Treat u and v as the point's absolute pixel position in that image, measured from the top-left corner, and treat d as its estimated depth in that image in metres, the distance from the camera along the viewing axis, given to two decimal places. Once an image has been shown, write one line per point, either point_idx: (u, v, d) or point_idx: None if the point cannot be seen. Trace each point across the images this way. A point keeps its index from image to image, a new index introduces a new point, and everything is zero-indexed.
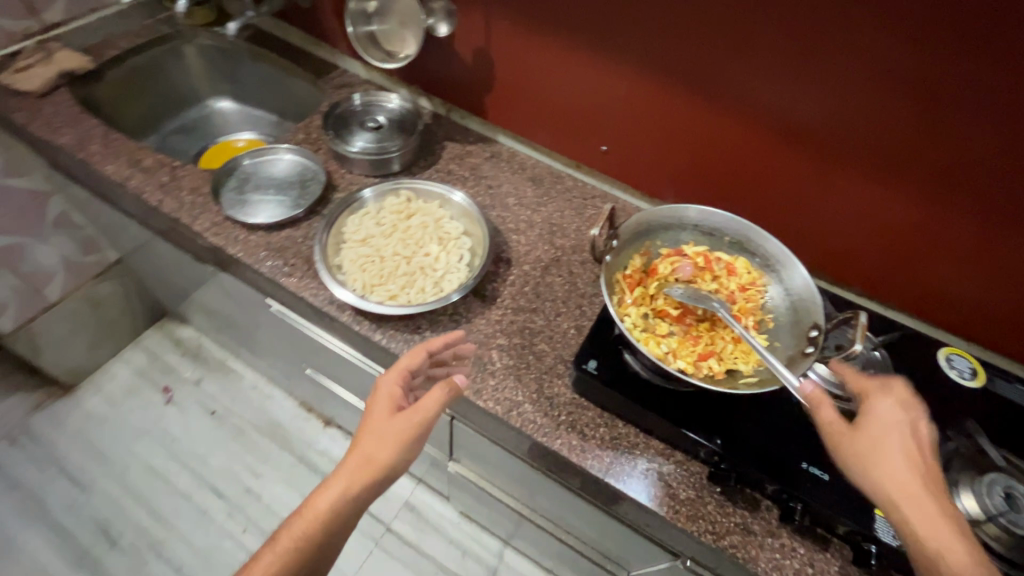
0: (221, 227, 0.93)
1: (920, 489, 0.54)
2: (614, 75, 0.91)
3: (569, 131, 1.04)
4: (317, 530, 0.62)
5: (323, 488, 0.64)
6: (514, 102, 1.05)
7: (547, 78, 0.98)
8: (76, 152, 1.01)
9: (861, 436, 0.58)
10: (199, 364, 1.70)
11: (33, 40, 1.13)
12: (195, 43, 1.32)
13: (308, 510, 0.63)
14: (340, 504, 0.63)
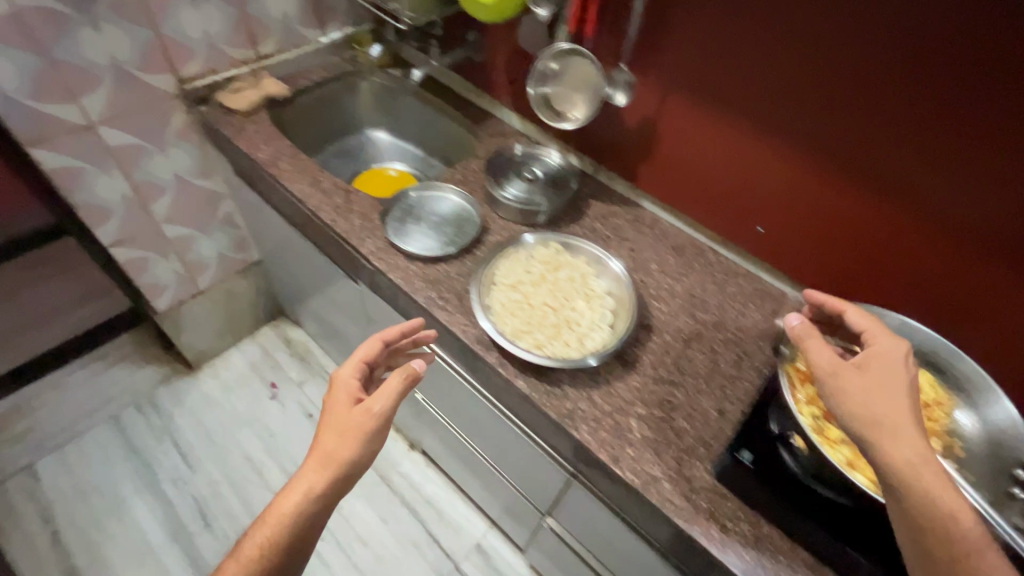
0: (385, 252, 1.00)
1: (912, 431, 0.59)
2: (751, 146, 0.94)
3: (711, 201, 1.05)
4: (279, 528, 0.73)
5: (281, 493, 0.76)
6: (662, 168, 1.08)
7: (696, 146, 1.00)
8: (269, 168, 1.13)
9: (853, 373, 0.64)
10: (305, 367, 1.80)
11: (248, 68, 1.29)
12: (371, 81, 1.46)
13: (270, 512, 0.75)
14: (303, 499, 0.75)
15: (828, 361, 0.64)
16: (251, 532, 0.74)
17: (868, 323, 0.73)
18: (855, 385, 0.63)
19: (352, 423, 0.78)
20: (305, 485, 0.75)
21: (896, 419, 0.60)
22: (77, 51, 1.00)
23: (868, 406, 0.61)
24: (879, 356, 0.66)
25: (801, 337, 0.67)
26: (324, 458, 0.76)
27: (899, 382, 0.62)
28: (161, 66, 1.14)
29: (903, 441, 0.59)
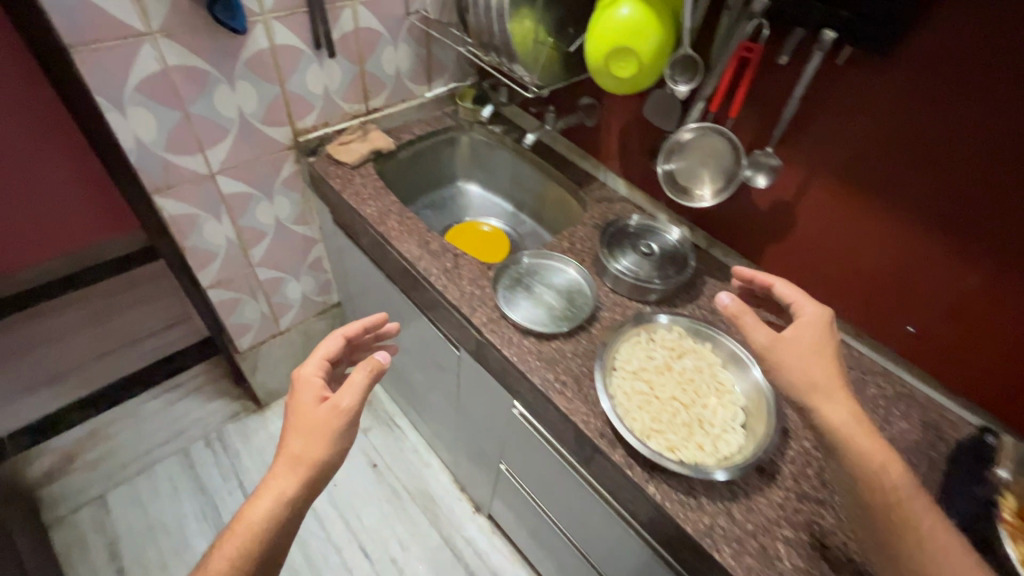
0: (497, 324, 0.96)
1: (840, 393, 0.69)
2: (885, 232, 0.87)
3: (837, 284, 0.98)
4: (251, 537, 0.72)
5: (254, 501, 0.75)
6: (785, 247, 1.01)
7: (820, 225, 0.94)
8: (378, 225, 1.11)
9: (787, 342, 0.74)
10: (371, 413, 1.77)
11: (358, 121, 1.30)
12: (470, 135, 1.46)
13: (243, 522, 0.73)
14: (277, 507, 0.74)
15: (768, 338, 0.74)
16: (224, 539, 0.73)
17: (795, 296, 0.84)
18: (784, 353, 0.73)
19: (320, 422, 0.79)
20: (276, 490, 0.75)
21: (823, 382, 0.70)
22: (210, 104, 1.02)
23: (806, 373, 0.71)
24: (798, 333, 0.75)
25: (748, 320, 0.75)
26: (295, 460, 0.77)
27: (802, 348, 0.73)
28: (281, 118, 1.15)
29: (837, 403, 0.69)
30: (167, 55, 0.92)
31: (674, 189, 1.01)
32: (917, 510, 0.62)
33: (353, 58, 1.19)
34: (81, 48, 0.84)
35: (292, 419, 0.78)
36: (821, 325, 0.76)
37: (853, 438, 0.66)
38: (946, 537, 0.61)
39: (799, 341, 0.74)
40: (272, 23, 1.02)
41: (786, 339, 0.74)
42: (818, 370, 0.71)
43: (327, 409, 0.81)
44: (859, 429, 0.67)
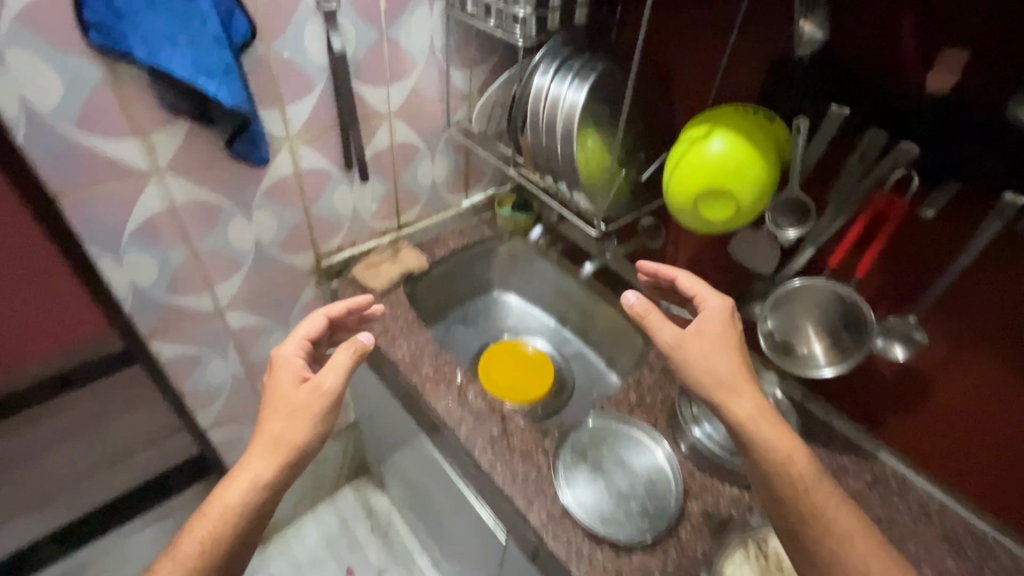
0: (560, 523, 0.76)
1: (746, 386, 0.72)
2: (985, 380, 0.70)
3: (989, 473, 0.75)
4: (223, 523, 0.69)
5: (229, 483, 0.72)
6: (914, 417, 0.80)
7: (966, 401, 0.73)
8: (410, 374, 0.94)
9: (696, 340, 0.75)
10: (386, 548, 1.54)
11: (389, 237, 1.16)
12: (509, 245, 1.31)
13: (218, 507, 0.70)
14: (251, 493, 0.71)
15: (675, 338, 0.75)
16: (193, 524, 0.70)
17: (702, 289, 0.80)
18: (695, 352, 0.74)
19: (299, 403, 0.75)
20: (251, 472, 0.71)
21: (729, 375, 0.72)
22: (222, 239, 0.88)
23: (714, 369, 0.73)
24: (701, 327, 0.75)
25: (656, 321, 0.76)
26: (276, 442, 0.73)
27: (709, 346, 0.74)
28: (304, 244, 1.01)
29: (739, 394, 0.71)
30: (175, 193, 0.79)
31: (770, 347, 0.81)
32: (820, 499, 0.68)
33: (386, 174, 1.06)
34: (71, 195, 0.71)
35: (273, 402, 0.76)
36: (720, 320, 0.76)
37: (763, 431, 0.70)
38: (850, 525, 0.67)
39: (710, 338, 0.75)
40: (299, 148, 0.89)
41: (695, 333, 0.75)
42: (726, 363, 0.73)
43: (308, 394, 0.75)
44: (756, 412, 0.71)
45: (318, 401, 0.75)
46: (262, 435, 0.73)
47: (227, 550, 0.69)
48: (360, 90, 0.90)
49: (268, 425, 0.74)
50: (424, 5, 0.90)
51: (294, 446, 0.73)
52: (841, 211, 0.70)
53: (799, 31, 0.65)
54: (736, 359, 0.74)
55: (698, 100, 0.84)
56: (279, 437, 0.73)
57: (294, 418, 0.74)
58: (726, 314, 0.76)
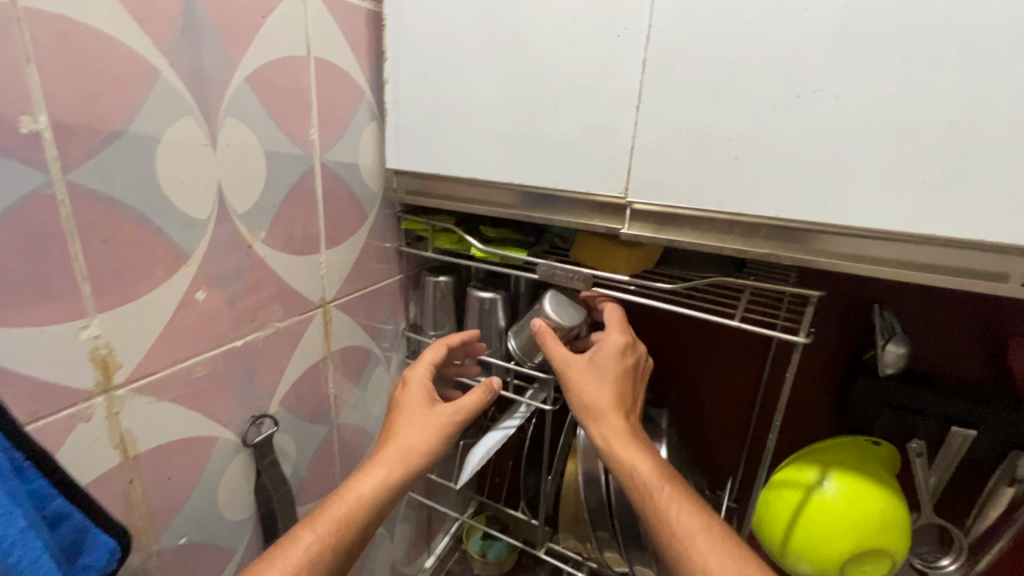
0: None
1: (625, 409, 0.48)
2: None
3: None
4: (350, 530, 0.42)
5: (363, 470, 0.46)
6: None
7: None
8: None
9: (579, 362, 0.50)
10: None
11: None
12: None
13: (345, 503, 0.43)
14: (382, 501, 0.45)
15: (561, 360, 0.50)
16: (292, 538, 0.41)
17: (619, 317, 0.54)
18: (572, 377, 0.50)
19: (438, 421, 0.50)
20: (378, 475, 0.45)
21: (600, 398, 0.48)
22: None
23: (585, 393, 0.49)
24: (596, 350, 0.51)
25: (543, 335, 0.52)
26: (410, 451, 0.47)
27: (593, 370, 0.50)
28: None
29: (603, 419, 0.47)
30: None
31: None
32: (678, 516, 0.41)
33: None
34: None
35: (402, 418, 0.50)
36: (617, 351, 0.51)
37: (637, 461, 0.44)
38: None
39: (589, 367, 0.50)
40: None
41: (587, 356, 0.51)
42: (605, 392, 0.49)
43: (447, 410, 0.51)
44: (614, 433, 0.46)
45: (459, 417, 0.51)
46: (394, 441, 0.48)
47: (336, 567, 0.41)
48: (301, 514, 0.57)
49: (398, 432, 0.49)
50: (381, 364, 0.66)
51: (432, 453, 0.48)
52: (1004, 538, 0.56)
53: (881, 353, 0.58)
54: (618, 387, 0.49)
55: (740, 426, 0.68)
56: (414, 448, 0.48)
57: (428, 424, 0.49)
58: (627, 348, 0.51)
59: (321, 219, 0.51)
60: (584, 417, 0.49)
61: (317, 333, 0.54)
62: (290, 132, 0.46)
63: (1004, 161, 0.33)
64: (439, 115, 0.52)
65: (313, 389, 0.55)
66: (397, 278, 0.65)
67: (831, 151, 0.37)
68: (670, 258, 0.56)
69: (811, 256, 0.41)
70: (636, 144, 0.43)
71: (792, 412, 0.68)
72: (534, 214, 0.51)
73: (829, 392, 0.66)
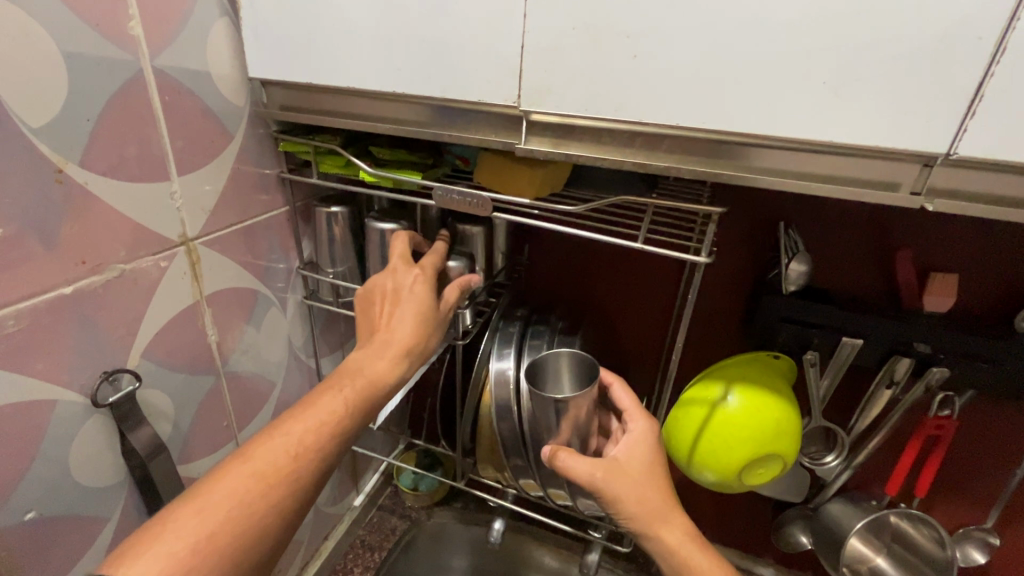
0: None
1: (666, 504, 0.48)
2: None
3: None
4: (369, 403, 0.44)
5: (372, 354, 0.46)
6: None
7: None
8: None
9: (618, 469, 0.48)
10: None
11: None
12: (437, 525, 0.88)
13: (362, 380, 0.44)
14: (396, 381, 0.46)
15: (597, 472, 0.48)
16: (315, 402, 0.42)
17: (631, 402, 0.54)
18: (621, 485, 0.48)
19: (437, 307, 0.50)
20: (387, 355, 0.46)
21: (654, 504, 0.48)
22: None
23: (644, 500, 0.47)
24: (629, 449, 0.50)
25: (560, 457, 0.49)
26: (421, 335, 0.49)
27: (637, 472, 0.49)
28: None
29: (669, 522, 0.47)
30: None
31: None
32: None
33: None
34: None
35: (400, 298, 0.49)
36: (644, 444, 0.50)
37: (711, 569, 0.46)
38: None
39: (633, 470, 0.49)
40: None
41: (622, 459, 0.49)
42: (655, 493, 0.48)
43: (443, 301, 0.51)
44: (682, 543, 0.47)
45: (448, 313, 0.51)
46: (399, 332, 0.47)
47: (352, 436, 0.43)
48: (189, 472, 0.52)
49: (397, 319, 0.48)
50: (275, 306, 0.60)
51: (431, 338, 0.49)
52: (879, 434, 0.63)
53: (786, 271, 0.58)
54: (663, 481, 0.49)
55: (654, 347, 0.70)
56: (419, 335, 0.48)
57: (427, 313, 0.49)
58: (651, 435, 0.51)
59: (165, 139, 0.43)
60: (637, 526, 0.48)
61: (181, 275, 0.47)
62: (96, 25, 0.36)
63: (901, 58, 0.31)
64: (303, 9, 0.44)
65: (187, 338, 0.49)
66: (283, 210, 0.58)
67: (731, 48, 0.33)
68: (579, 179, 0.53)
69: (725, 169, 0.38)
70: (526, 44, 0.38)
71: (704, 331, 0.70)
72: (426, 128, 0.45)
73: (737, 312, 0.67)
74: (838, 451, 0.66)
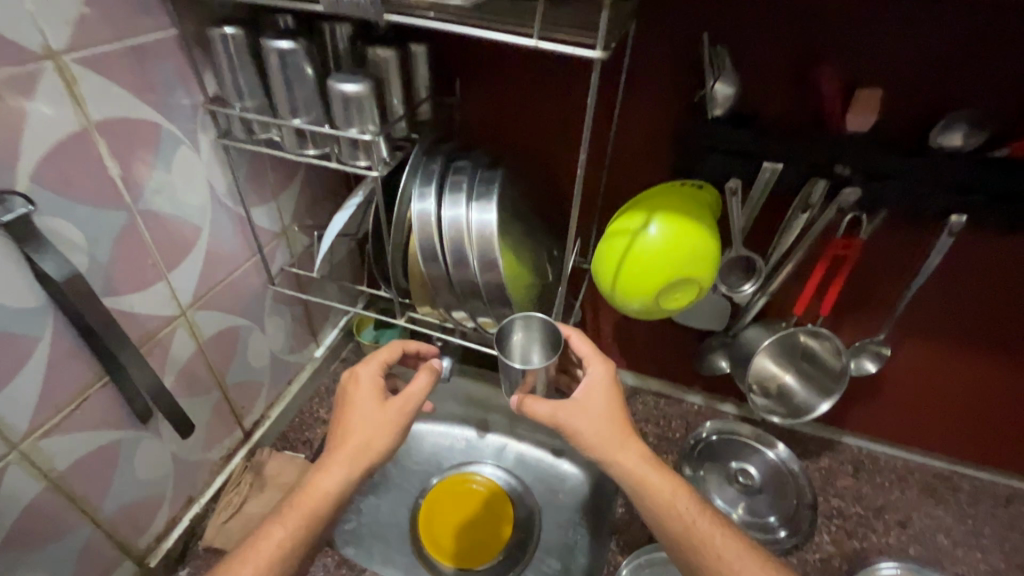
0: None
1: (621, 428, 0.57)
2: (933, 359, 0.77)
3: (947, 429, 0.85)
4: (309, 522, 0.52)
5: (321, 471, 0.54)
6: (872, 408, 0.87)
7: (916, 377, 0.81)
8: None
9: (578, 409, 0.57)
10: None
11: (239, 456, 0.78)
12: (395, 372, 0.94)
13: (307, 498, 0.53)
14: (344, 492, 0.54)
15: (558, 411, 0.56)
16: (264, 533, 0.52)
17: (589, 348, 0.62)
18: (580, 420, 0.56)
19: (387, 418, 0.57)
20: (332, 473, 0.54)
21: (611, 432, 0.56)
22: None
23: (601, 430, 0.56)
24: (587, 388, 0.58)
25: (526, 401, 0.57)
26: (367, 445, 0.55)
27: (594, 407, 0.57)
28: (106, 563, 0.61)
29: (625, 449, 0.56)
30: None
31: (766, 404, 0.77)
32: (687, 512, 0.54)
33: (204, 383, 0.69)
34: None
35: (357, 415, 0.57)
36: (603, 382, 0.59)
37: (658, 483, 0.55)
38: (738, 549, 0.53)
39: (591, 406, 0.57)
40: (44, 445, 0.50)
41: (582, 400, 0.57)
42: (611, 426, 0.56)
43: (395, 408, 0.58)
44: (637, 463, 0.55)
45: (403, 415, 0.58)
46: (346, 447, 0.55)
47: (305, 545, 0.52)
48: (118, 306, 0.54)
49: (351, 429, 0.56)
50: (185, 145, 0.57)
51: (382, 448, 0.56)
52: (793, 258, 0.66)
53: (711, 94, 0.57)
54: (620, 416, 0.57)
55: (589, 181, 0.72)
56: (363, 451, 0.55)
57: (378, 422, 0.57)
58: (608, 376, 0.59)
59: None
60: (599, 456, 0.56)
61: (56, 95, 0.44)
62: None
63: None
64: None
65: (82, 167, 0.48)
66: (171, 34, 0.53)
67: None
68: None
69: None
70: None
71: (638, 166, 0.69)
72: None
73: (670, 145, 0.66)
74: (753, 276, 0.70)
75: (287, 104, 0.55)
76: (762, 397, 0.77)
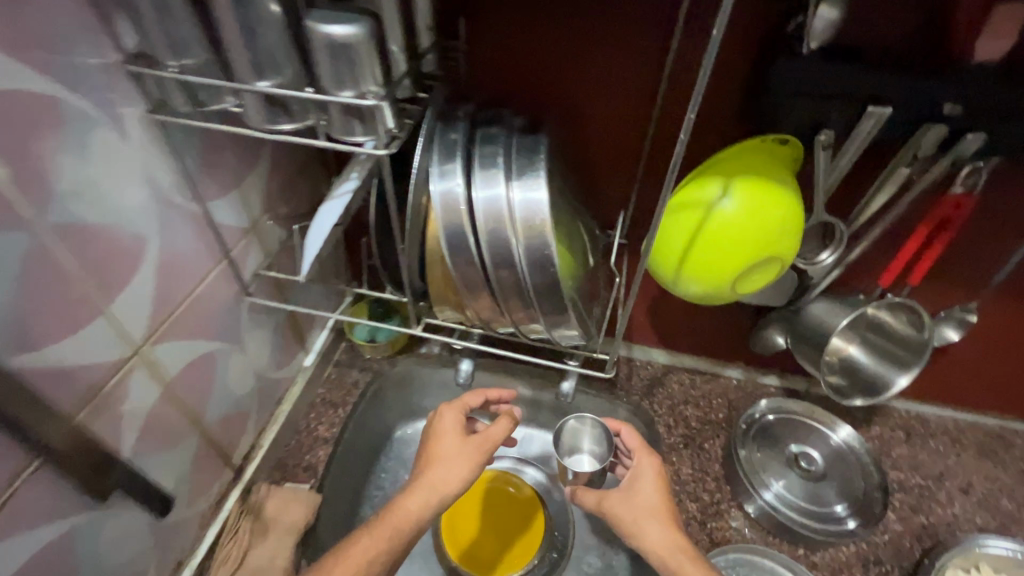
0: None
1: (661, 521, 0.58)
2: (1015, 316, 0.70)
3: (1009, 386, 0.79)
4: (386, 551, 0.49)
5: (402, 497, 0.53)
6: (932, 369, 0.80)
7: (990, 336, 0.73)
8: None
9: (623, 498, 0.61)
10: None
11: (233, 500, 0.66)
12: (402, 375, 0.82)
13: (384, 527, 0.51)
14: (422, 521, 0.52)
15: (598, 500, 0.62)
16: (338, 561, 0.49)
17: (641, 444, 0.64)
18: (618, 508, 0.60)
19: (470, 449, 0.57)
20: (411, 502, 0.52)
21: (644, 515, 0.59)
22: None
23: (640, 517, 0.58)
24: (632, 478, 0.62)
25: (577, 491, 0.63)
26: (446, 475, 0.54)
27: (635, 496, 0.60)
28: None
29: (661, 534, 0.57)
30: None
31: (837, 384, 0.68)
32: None
33: (178, 429, 0.55)
34: None
35: (441, 447, 0.57)
36: (649, 474, 0.62)
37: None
38: None
39: (633, 495, 0.60)
40: None
41: (624, 490, 0.61)
42: (655, 522, 0.58)
43: (477, 439, 0.58)
44: (679, 559, 0.55)
45: (483, 449, 0.57)
46: (428, 475, 0.55)
47: None
48: (40, 362, 0.39)
49: (434, 459, 0.56)
50: (105, 125, 0.41)
51: (461, 480, 0.55)
52: (884, 223, 0.55)
53: (810, 18, 0.45)
54: (664, 503, 0.60)
55: (633, 143, 0.58)
56: (442, 480, 0.54)
57: (459, 452, 0.56)
58: (654, 468, 0.62)
59: None
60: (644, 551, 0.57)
61: None
62: None
63: None
64: None
65: None
66: None
67: None
68: None
69: None
70: None
71: (696, 117, 0.56)
72: None
73: (741, 91, 0.53)
74: (831, 243, 0.59)
75: (248, 60, 0.39)
76: (833, 375, 0.68)
